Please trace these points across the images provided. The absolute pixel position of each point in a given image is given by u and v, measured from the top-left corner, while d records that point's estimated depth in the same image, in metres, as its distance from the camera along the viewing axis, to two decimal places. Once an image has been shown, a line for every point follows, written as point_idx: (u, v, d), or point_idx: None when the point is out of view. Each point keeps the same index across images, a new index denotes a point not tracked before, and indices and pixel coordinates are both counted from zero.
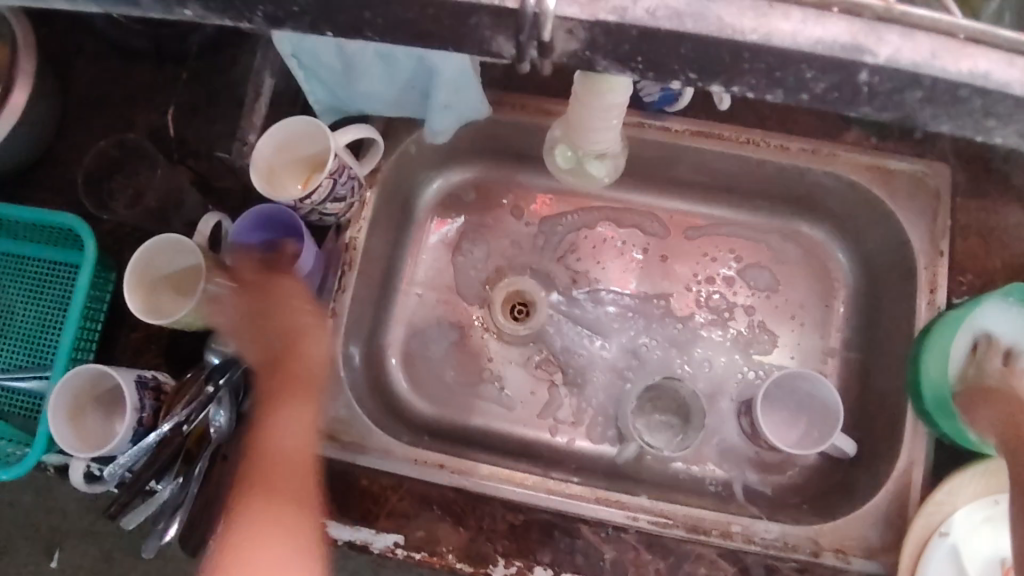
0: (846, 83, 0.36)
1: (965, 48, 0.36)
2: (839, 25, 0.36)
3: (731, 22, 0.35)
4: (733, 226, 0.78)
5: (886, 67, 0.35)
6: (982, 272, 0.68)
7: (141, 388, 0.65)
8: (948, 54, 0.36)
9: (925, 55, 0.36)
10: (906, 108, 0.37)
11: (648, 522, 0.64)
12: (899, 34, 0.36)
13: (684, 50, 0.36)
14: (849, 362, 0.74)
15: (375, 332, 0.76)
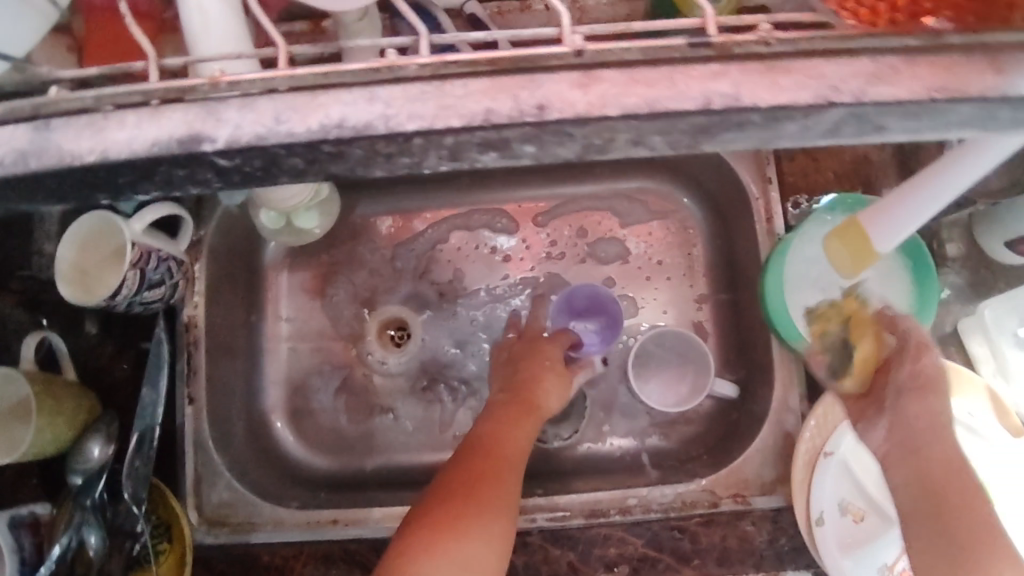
0: (219, 170, 0.34)
1: (319, 97, 0.33)
2: (173, 117, 0.33)
3: (71, 147, 0.33)
4: (581, 201, 0.78)
5: (243, 146, 0.33)
6: (814, 188, 0.68)
7: (17, 528, 0.64)
8: (297, 113, 0.33)
9: (267, 124, 0.33)
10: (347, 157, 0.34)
11: (546, 520, 0.64)
12: (239, 107, 0.33)
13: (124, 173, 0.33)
14: (722, 304, 0.74)
15: (253, 402, 0.74)
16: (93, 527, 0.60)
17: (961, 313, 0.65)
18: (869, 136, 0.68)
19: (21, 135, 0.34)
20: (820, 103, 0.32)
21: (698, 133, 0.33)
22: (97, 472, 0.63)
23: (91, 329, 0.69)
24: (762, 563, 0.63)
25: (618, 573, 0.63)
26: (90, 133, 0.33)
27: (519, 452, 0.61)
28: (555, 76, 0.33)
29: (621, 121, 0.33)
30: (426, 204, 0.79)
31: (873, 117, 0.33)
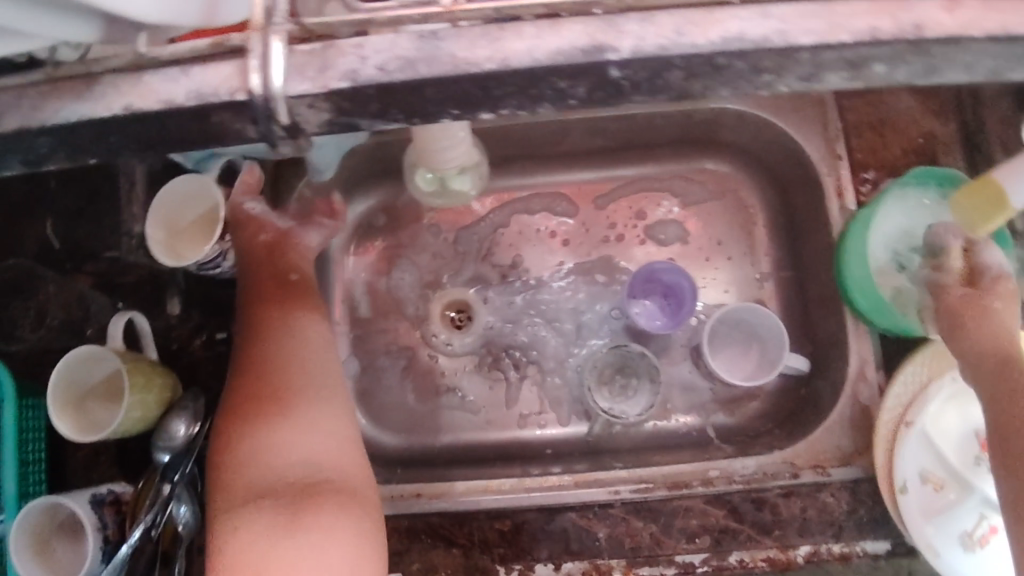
0: (601, 83, 0.33)
1: (715, 13, 0.33)
2: (574, 28, 0.33)
3: (465, 53, 0.33)
4: (640, 182, 0.77)
5: (634, 59, 0.33)
6: (885, 164, 0.67)
7: (99, 506, 0.63)
8: (451, 45, 0.33)
9: (670, 36, 0.33)
10: (677, 88, 0.34)
11: (629, 492, 0.65)
12: (638, 22, 0.33)
13: (428, 94, 0.33)
14: (786, 281, 0.75)
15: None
16: (184, 500, 0.63)
17: None
18: (936, 112, 0.68)
19: (404, 42, 0.33)
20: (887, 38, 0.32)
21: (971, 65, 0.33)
22: (184, 451, 0.65)
23: (172, 309, 0.69)
24: (842, 534, 0.63)
25: (700, 545, 0.64)
26: (352, 54, 0.33)
27: (326, 357, 0.57)
28: (670, 14, 0.33)
29: (813, 54, 0.33)
30: (486, 187, 0.78)
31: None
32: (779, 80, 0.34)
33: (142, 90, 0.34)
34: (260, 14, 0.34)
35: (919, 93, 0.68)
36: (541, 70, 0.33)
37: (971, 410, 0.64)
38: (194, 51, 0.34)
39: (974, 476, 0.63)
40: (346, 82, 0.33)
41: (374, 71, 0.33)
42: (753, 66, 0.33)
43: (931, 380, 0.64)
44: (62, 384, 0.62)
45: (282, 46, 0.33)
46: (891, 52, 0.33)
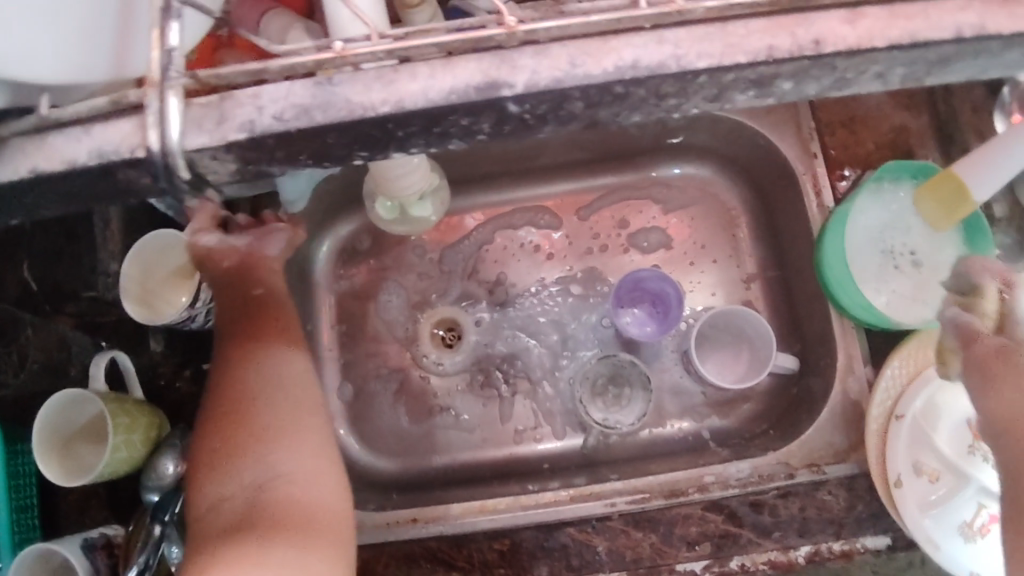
0: (504, 118, 0.32)
1: (610, 42, 0.32)
2: (469, 66, 0.31)
3: (360, 98, 0.31)
4: (618, 192, 0.77)
5: (531, 93, 0.31)
6: (860, 159, 0.67)
7: (92, 551, 0.63)
8: (379, 75, 0.31)
9: (564, 67, 0.31)
10: (585, 115, 0.33)
11: (625, 503, 0.65)
12: (535, 53, 0.31)
13: (332, 141, 0.32)
14: (771, 281, 0.75)
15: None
16: (176, 540, 0.63)
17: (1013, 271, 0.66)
18: (908, 105, 0.68)
19: (301, 89, 0.31)
20: (818, 51, 0.32)
21: (940, 62, 0.33)
22: (173, 488, 0.64)
23: (155, 347, 0.70)
24: (842, 531, 0.63)
25: (700, 552, 0.64)
26: (250, 103, 0.31)
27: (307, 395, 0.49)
28: (648, 32, 0.32)
29: (709, 76, 0.32)
30: (466, 205, 0.78)
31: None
32: (687, 102, 0.33)
33: (47, 154, 0.32)
34: (158, 65, 0.31)
35: (889, 89, 0.68)
36: (446, 110, 0.31)
37: (961, 400, 0.64)
38: (94, 110, 0.32)
39: (970, 466, 0.63)
40: (241, 133, 0.31)
41: (270, 121, 0.31)
42: (656, 89, 0.32)
43: (921, 373, 0.64)
44: (47, 434, 0.62)
45: (177, 101, 0.31)
46: (797, 68, 0.32)
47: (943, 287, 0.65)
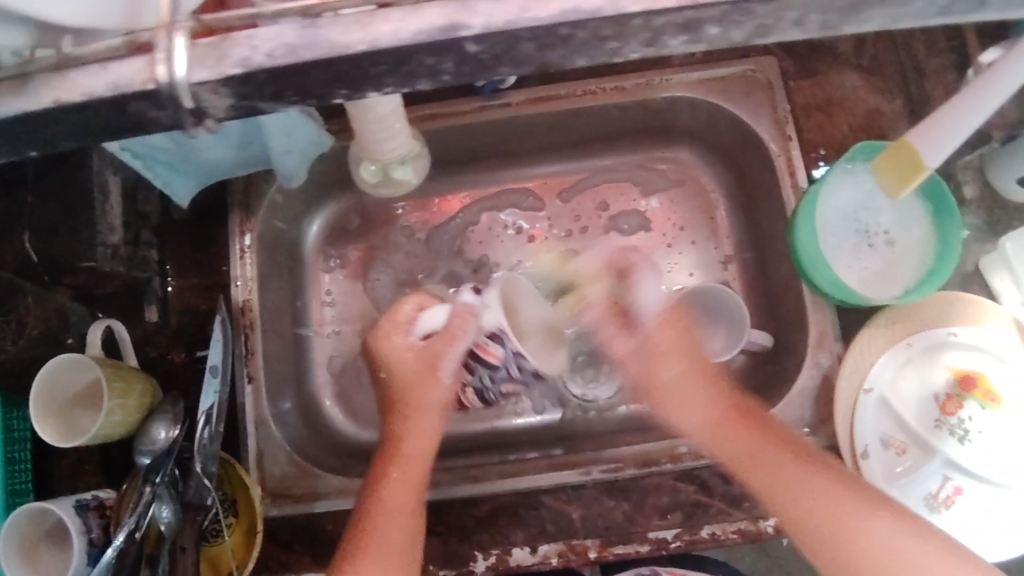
0: (464, 58, 0.33)
1: None
2: (434, 9, 0.32)
3: (341, 38, 0.32)
4: (603, 175, 0.80)
5: (488, 34, 0.32)
6: (833, 142, 0.70)
7: (83, 511, 0.65)
8: (339, 27, 0.32)
9: (515, 10, 0.32)
10: (537, 57, 0.34)
11: (599, 473, 0.67)
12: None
13: (315, 77, 0.33)
14: (748, 262, 0.77)
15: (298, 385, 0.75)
16: (165, 502, 0.64)
17: (981, 251, 0.69)
18: (883, 89, 0.70)
19: (291, 30, 0.32)
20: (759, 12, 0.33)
21: (847, 10, 0.32)
22: (166, 452, 0.65)
23: (150, 317, 0.71)
24: None
25: (672, 521, 0.66)
26: (244, 43, 0.32)
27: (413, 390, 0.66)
28: None
29: (643, 19, 0.32)
30: (454, 185, 0.80)
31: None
32: (625, 44, 0.33)
33: (71, 87, 0.33)
34: (165, 12, 0.33)
35: (867, 73, 0.70)
36: (410, 48, 0.33)
37: (929, 374, 0.66)
38: (111, 50, 0.33)
39: (936, 439, 0.65)
40: (239, 69, 0.32)
41: (263, 58, 0.32)
42: (593, 35, 0.33)
43: (888, 347, 0.66)
44: (43, 394, 0.64)
45: (185, 41, 0.32)
46: (723, 10, 0.32)
47: (913, 264, 0.67)
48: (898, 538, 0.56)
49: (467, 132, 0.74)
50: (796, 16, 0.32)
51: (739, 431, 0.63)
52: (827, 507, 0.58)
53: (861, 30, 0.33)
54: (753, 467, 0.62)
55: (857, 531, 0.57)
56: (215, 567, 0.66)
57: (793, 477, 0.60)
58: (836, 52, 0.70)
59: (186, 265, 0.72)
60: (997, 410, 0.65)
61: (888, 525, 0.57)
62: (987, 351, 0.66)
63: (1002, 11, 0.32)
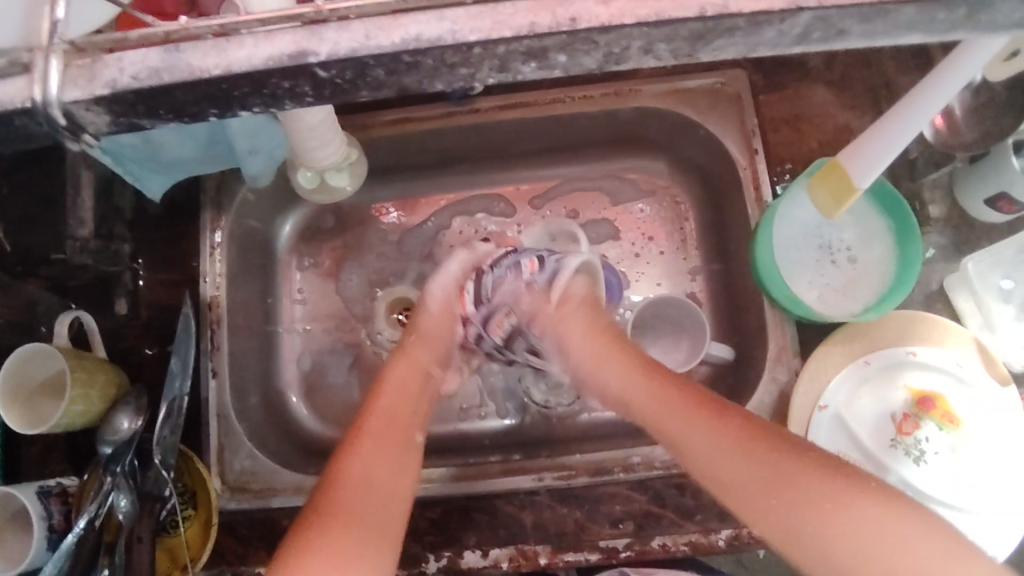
0: (317, 84, 0.33)
1: (399, 18, 0.32)
2: (284, 37, 0.32)
3: (197, 62, 0.32)
4: (576, 182, 0.80)
5: (333, 62, 0.32)
6: (800, 157, 0.69)
7: (46, 498, 0.66)
8: (221, 47, 0.32)
9: (358, 40, 0.31)
10: (392, 83, 0.33)
11: (553, 479, 0.67)
12: (338, 27, 0.32)
13: (179, 98, 0.33)
14: (716, 274, 0.77)
15: (265, 382, 0.76)
16: (124, 492, 0.65)
17: (946, 271, 0.67)
18: (852, 106, 0.69)
19: (154, 54, 0.32)
20: None
21: (696, 39, 0.32)
22: (127, 443, 0.67)
23: (121, 309, 0.72)
24: None
25: (623, 530, 0.66)
26: (114, 60, 0.32)
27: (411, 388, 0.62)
28: None
29: (480, 50, 0.31)
30: (434, 187, 0.81)
31: (836, 21, 0.31)
32: (476, 72, 0.33)
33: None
34: (46, 36, 0.33)
35: (835, 89, 0.69)
36: (264, 74, 0.32)
37: (887, 393, 0.65)
38: None
39: (892, 459, 0.64)
40: (106, 90, 0.32)
41: (129, 81, 0.32)
42: (442, 62, 0.32)
43: (845, 364, 0.66)
44: (8, 382, 0.65)
45: (58, 62, 0.32)
46: (647, 36, 0.31)
47: (874, 283, 0.66)
48: (900, 532, 0.47)
49: (438, 136, 0.74)
50: (642, 45, 0.32)
51: (689, 437, 0.55)
52: (812, 526, 0.49)
53: (720, 58, 0.33)
54: (739, 491, 0.52)
55: (859, 544, 0.47)
56: (173, 559, 0.67)
57: (798, 485, 0.50)
58: (807, 67, 0.70)
59: (158, 260, 0.74)
60: (956, 433, 0.64)
61: (873, 510, 0.48)
62: (948, 372, 0.65)
63: (896, 38, 0.32)
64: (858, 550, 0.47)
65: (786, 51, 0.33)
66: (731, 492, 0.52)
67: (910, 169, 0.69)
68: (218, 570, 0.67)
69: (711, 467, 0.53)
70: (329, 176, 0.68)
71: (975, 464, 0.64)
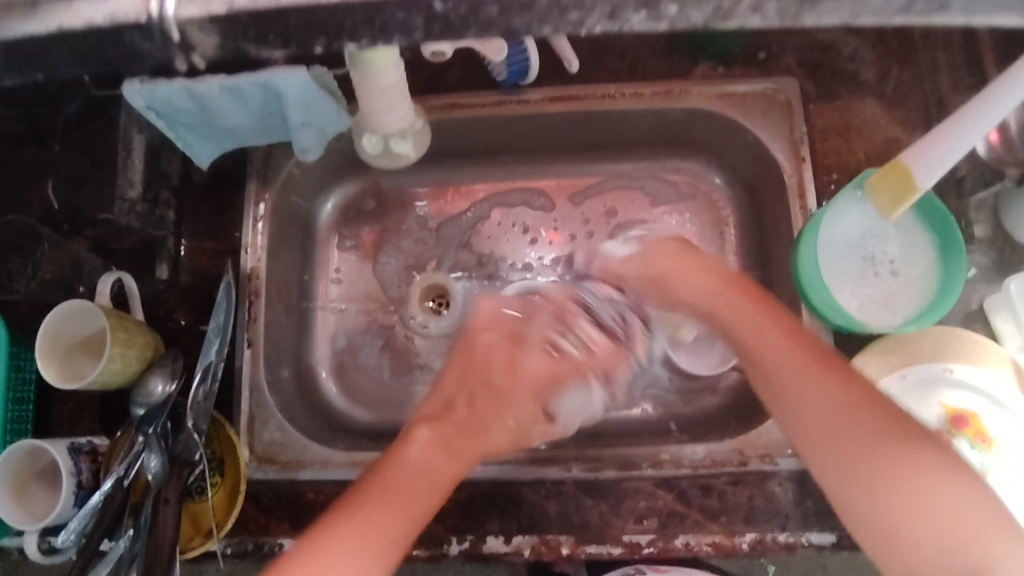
0: (433, 17, 0.34)
1: None
2: None
3: None
4: (617, 181, 0.81)
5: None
6: (847, 167, 0.69)
7: (76, 454, 0.67)
8: None
9: None
10: (501, 23, 0.35)
11: (580, 470, 0.67)
12: None
13: (293, 24, 0.35)
14: (752, 281, 0.77)
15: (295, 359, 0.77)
16: (154, 453, 0.66)
17: (987, 291, 0.67)
18: (902, 120, 0.69)
19: None
20: None
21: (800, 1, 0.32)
22: (160, 406, 0.67)
23: (161, 274, 0.73)
24: (788, 524, 0.65)
25: (647, 526, 0.66)
26: None
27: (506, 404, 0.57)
28: None
29: None
30: (475, 177, 0.82)
31: None
32: (588, 17, 0.34)
33: (71, 14, 0.35)
34: None
35: (887, 102, 0.69)
36: (382, 4, 0.34)
37: (922, 408, 0.65)
38: None
39: None
40: (223, 10, 0.34)
41: (248, 2, 0.34)
42: (555, 2, 0.34)
43: (881, 376, 0.66)
44: (47, 336, 0.66)
45: None
46: None
47: (915, 296, 0.66)
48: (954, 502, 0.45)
49: (486, 125, 0.75)
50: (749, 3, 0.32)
51: (783, 388, 0.52)
52: (891, 501, 0.46)
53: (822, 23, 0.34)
54: (834, 434, 0.49)
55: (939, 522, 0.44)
56: (196, 525, 0.67)
57: (874, 451, 0.47)
58: (859, 79, 0.70)
59: (202, 229, 0.74)
60: (990, 454, 0.64)
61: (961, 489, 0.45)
62: (985, 392, 0.65)
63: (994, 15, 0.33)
64: (940, 520, 0.44)
65: (885, 22, 0.33)
66: (825, 445, 0.49)
67: (956, 186, 0.69)
68: (239, 539, 0.67)
69: (819, 415, 0.50)
70: (393, 144, 0.68)
71: (1007, 484, 0.63)
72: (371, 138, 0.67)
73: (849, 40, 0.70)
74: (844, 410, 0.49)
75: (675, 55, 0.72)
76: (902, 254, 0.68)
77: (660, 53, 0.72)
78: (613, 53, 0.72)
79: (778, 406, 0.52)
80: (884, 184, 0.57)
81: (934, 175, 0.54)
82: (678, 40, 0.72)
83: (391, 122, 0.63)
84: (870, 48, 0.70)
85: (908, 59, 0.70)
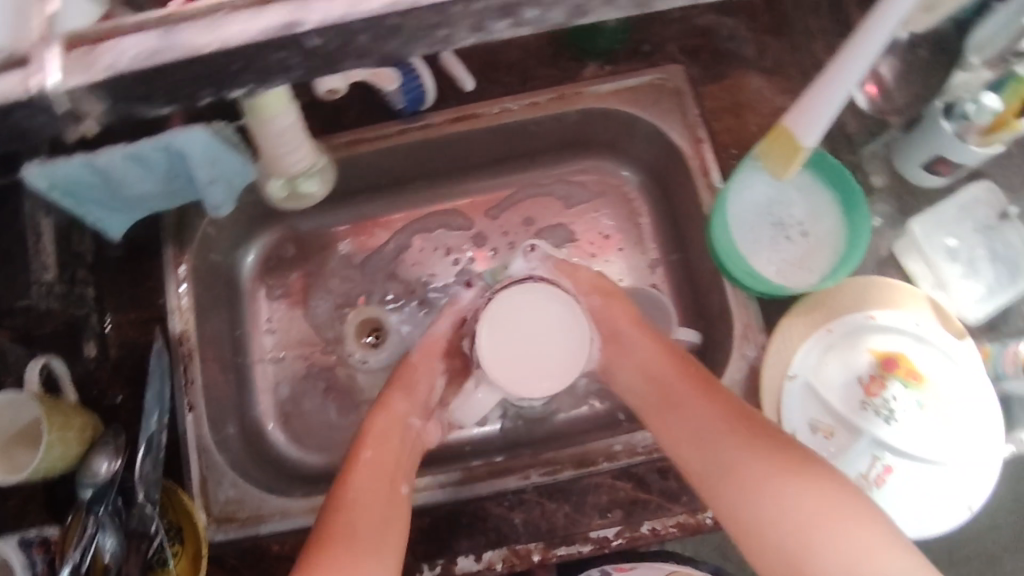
0: (305, 51, 0.36)
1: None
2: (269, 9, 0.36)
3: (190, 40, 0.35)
4: (529, 188, 0.83)
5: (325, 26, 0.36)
6: (743, 140, 0.72)
7: (27, 547, 0.65)
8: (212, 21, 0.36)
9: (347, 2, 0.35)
10: (373, 44, 0.37)
11: (539, 476, 0.68)
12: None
13: (179, 76, 0.36)
14: (675, 264, 0.79)
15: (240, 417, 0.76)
16: (109, 532, 0.64)
17: (893, 236, 0.70)
18: (788, 88, 0.72)
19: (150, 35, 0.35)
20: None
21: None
22: (107, 486, 0.66)
23: (89, 352, 0.71)
24: None
25: (613, 518, 0.66)
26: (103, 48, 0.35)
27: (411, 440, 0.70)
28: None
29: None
30: (390, 207, 0.83)
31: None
32: (454, 29, 0.37)
33: None
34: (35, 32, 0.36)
35: (770, 73, 0.72)
36: (255, 44, 0.36)
37: (853, 357, 0.67)
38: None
39: (866, 420, 0.65)
40: (105, 73, 0.35)
41: (126, 62, 0.35)
42: (424, 18, 0.36)
43: (809, 333, 0.68)
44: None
45: (58, 51, 0.35)
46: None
47: (829, 251, 0.69)
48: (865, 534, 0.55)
49: (393, 153, 0.76)
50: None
51: (674, 404, 0.66)
52: (752, 488, 0.60)
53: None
54: (701, 447, 0.63)
55: (821, 537, 0.56)
56: None
57: (748, 469, 0.61)
58: (741, 55, 0.73)
59: (124, 300, 0.73)
60: (924, 390, 0.66)
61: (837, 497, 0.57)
62: (911, 332, 0.67)
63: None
64: (801, 526, 0.57)
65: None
66: (697, 453, 0.63)
67: (848, 140, 0.72)
68: None
69: (698, 431, 0.64)
70: (301, 183, 0.71)
71: (946, 416, 0.66)
72: (278, 180, 0.69)
73: (724, 21, 0.73)
74: (713, 434, 0.63)
75: (561, 60, 0.73)
76: (808, 214, 0.70)
77: (548, 61, 0.74)
78: (503, 66, 0.73)
79: (668, 422, 0.66)
80: (773, 147, 0.60)
81: (818, 133, 0.57)
82: (562, 46, 0.73)
83: (295, 162, 0.66)
84: (745, 25, 0.73)
85: (782, 29, 0.73)
